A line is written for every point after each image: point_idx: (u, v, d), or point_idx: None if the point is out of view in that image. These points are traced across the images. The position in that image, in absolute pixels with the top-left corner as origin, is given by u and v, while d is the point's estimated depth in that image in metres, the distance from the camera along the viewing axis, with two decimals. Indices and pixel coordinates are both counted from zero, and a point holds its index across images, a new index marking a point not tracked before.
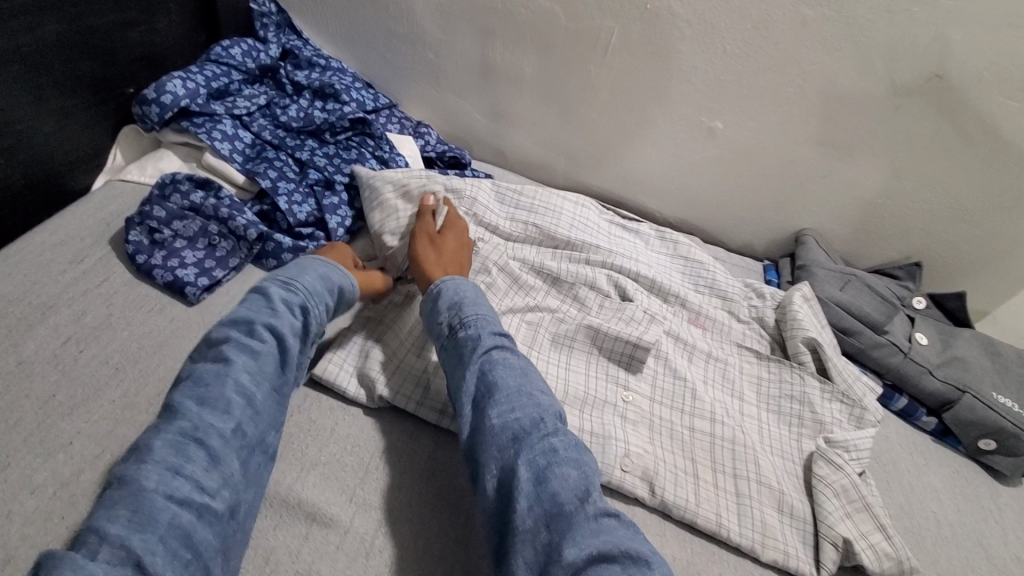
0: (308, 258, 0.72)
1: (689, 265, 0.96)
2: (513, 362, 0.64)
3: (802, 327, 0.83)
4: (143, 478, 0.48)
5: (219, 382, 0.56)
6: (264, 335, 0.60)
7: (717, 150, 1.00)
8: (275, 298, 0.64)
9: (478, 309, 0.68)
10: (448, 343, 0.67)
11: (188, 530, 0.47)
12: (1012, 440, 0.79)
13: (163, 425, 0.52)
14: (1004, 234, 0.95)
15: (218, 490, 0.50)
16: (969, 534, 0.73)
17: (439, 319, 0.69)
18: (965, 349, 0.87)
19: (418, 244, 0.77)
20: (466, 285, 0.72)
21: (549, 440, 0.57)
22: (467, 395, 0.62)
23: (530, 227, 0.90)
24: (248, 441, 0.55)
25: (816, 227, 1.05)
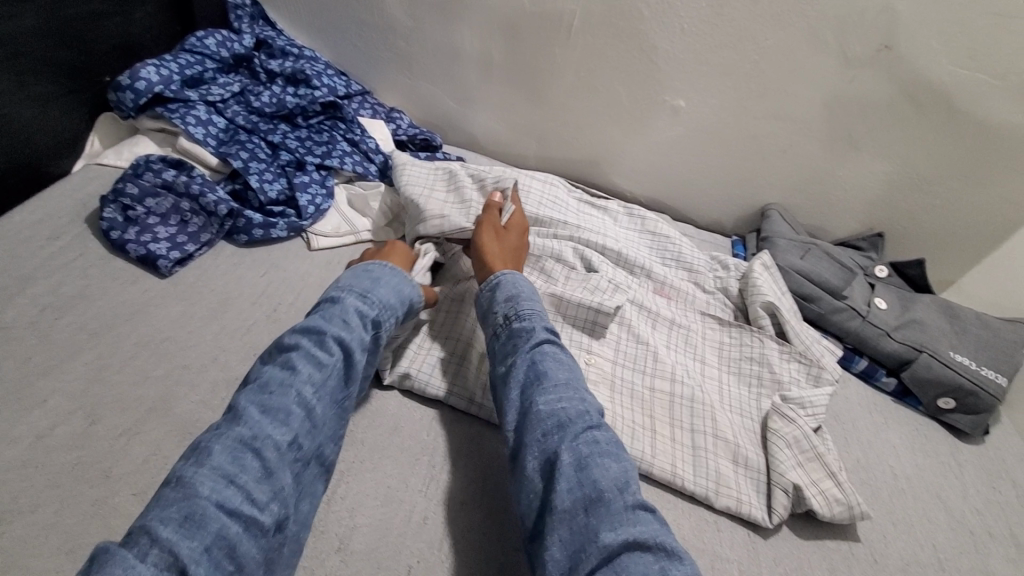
0: (381, 269, 0.72)
1: (656, 239, 0.99)
2: (562, 357, 0.64)
3: (761, 292, 0.85)
4: (197, 483, 0.48)
5: (283, 393, 0.55)
6: (333, 348, 0.60)
7: (681, 128, 1.03)
8: (348, 308, 0.64)
9: (533, 304, 0.69)
10: (502, 333, 0.67)
11: (233, 542, 0.46)
12: (970, 397, 0.81)
13: (225, 428, 0.52)
14: (960, 202, 0.98)
15: (267, 503, 0.50)
16: (926, 486, 0.75)
17: (496, 309, 0.70)
18: (924, 312, 0.88)
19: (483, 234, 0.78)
20: (525, 282, 0.72)
21: (594, 434, 0.56)
22: (515, 380, 0.62)
23: None
24: (302, 455, 0.55)
25: (780, 201, 1.08)
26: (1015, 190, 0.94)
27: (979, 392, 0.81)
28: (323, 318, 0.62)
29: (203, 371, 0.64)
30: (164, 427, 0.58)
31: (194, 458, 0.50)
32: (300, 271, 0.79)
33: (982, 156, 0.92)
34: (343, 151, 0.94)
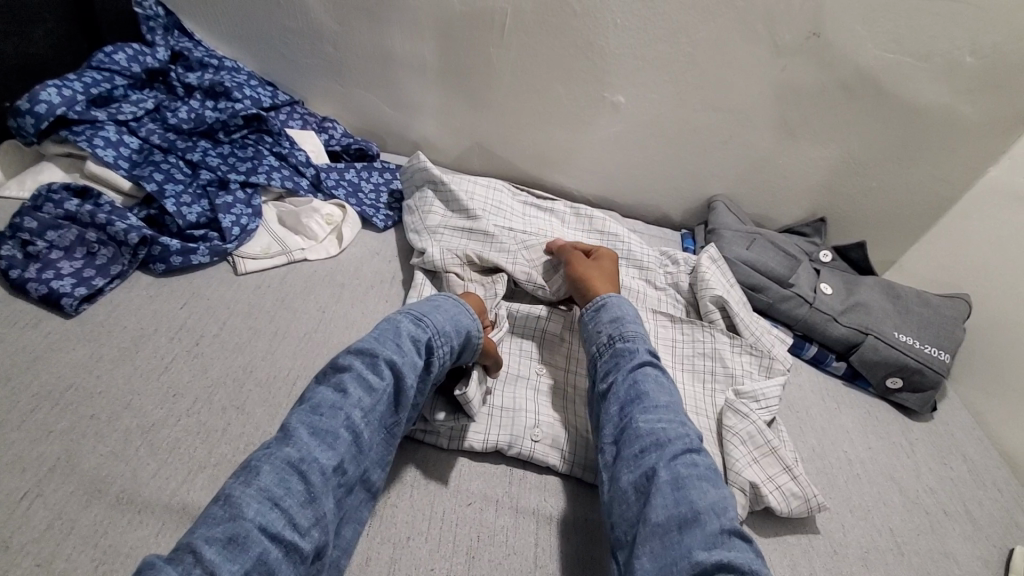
0: (450, 300, 0.67)
1: (604, 238, 0.96)
2: (663, 381, 0.63)
3: (709, 286, 0.85)
4: (243, 503, 0.44)
5: (332, 416, 0.51)
6: (384, 372, 0.55)
7: (623, 124, 1.02)
8: (399, 330, 0.59)
9: (637, 328, 0.68)
10: (604, 354, 0.67)
11: (273, 567, 0.43)
12: (916, 375, 0.82)
13: (274, 448, 0.48)
14: (894, 183, 1.00)
15: (309, 528, 0.46)
16: (880, 469, 0.75)
17: (599, 330, 0.69)
18: (867, 295, 0.89)
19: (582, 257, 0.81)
20: (629, 306, 0.72)
21: (693, 458, 0.55)
22: (615, 397, 0.61)
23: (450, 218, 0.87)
24: (347, 481, 0.51)
25: (725, 192, 1.08)
26: (945, 168, 0.97)
27: (925, 369, 0.82)
28: (376, 338, 0.57)
29: (113, 420, 0.58)
30: (70, 487, 0.52)
31: (243, 474, 0.46)
32: (226, 298, 0.74)
33: (912, 137, 0.94)
34: (271, 166, 0.89)
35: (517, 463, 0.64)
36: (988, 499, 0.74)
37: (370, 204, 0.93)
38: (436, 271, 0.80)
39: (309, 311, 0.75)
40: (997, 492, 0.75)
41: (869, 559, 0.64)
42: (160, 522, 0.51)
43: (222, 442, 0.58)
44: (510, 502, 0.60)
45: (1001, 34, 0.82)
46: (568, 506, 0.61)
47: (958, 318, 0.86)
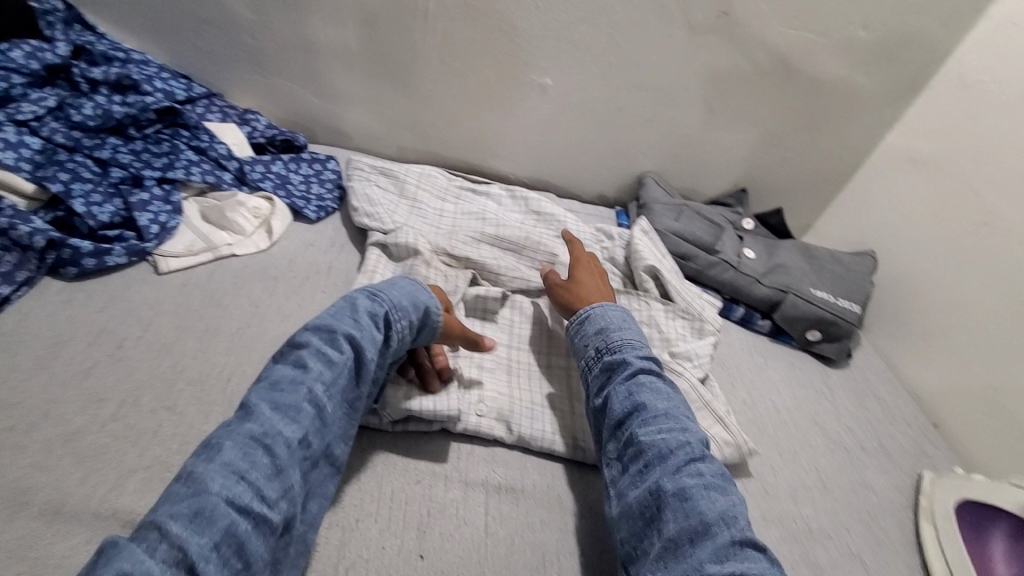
0: (402, 278, 0.67)
1: (541, 218, 0.99)
2: (660, 387, 0.62)
3: (643, 257, 0.88)
4: (207, 479, 0.44)
5: (293, 391, 0.52)
6: (343, 345, 0.56)
7: (552, 106, 1.04)
8: (356, 307, 0.59)
9: (624, 334, 0.68)
10: (594, 367, 0.66)
11: (242, 539, 0.43)
12: (832, 326, 0.89)
13: (237, 423, 0.49)
14: (804, 152, 1.08)
15: (277, 500, 0.46)
16: (805, 414, 0.80)
17: (586, 344, 0.69)
18: (785, 256, 0.95)
19: (584, 271, 0.80)
20: (617, 309, 0.72)
21: (698, 466, 0.54)
22: (613, 412, 0.61)
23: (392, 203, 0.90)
24: (312, 455, 0.51)
25: (654, 168, 1.12)
26: (847, 135, 1.05)
27: (839, 321, 0.89)
28: (332, 317, 0.58)
29: (30, 431, 0.54)
30: None
31: (205, 450, 0.47)
32: (148, 298, 0.71)
33: (817, 107, 1.02)
34: (189, 160, 0.86)
35: (464, 438, 0.65)
36: (898, 431, 0.81)
37: (300, 195, 0.91)
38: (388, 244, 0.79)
39: (240, 306, 0.73)
40: (905, 426, 0.83)
41: (797, 495, 0.68)
42: (89, 530, 0.49)
43: (153, 444, 0.56)
44: (458, 476, 0.61)
45: (886, 9, 0.89)
46: (516, 474, 0.63)
47: (864, 273, 0.95)
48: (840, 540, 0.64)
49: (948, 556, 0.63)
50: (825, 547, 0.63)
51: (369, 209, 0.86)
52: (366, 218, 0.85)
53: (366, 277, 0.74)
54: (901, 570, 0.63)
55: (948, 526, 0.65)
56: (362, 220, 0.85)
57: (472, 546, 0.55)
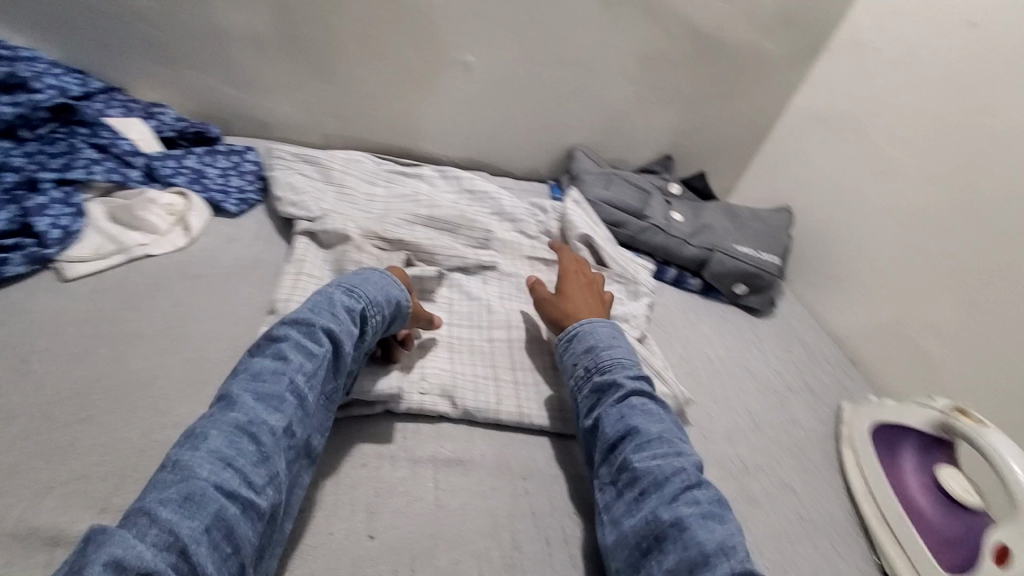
0: (372, 270, 0.67)
1: (475, 196, 0.98)
2: (652, 409, 0.60)
3: (575, 226, 0.91)
4: (194, 466, 0.43)
5: (274, 380, 0.51)
6: (323, 338, 0.55)
7: (477, 84, 1.03)
8: (333, 301, 0.59)
9: (614, 353, 0.65)
10: (584, 388, 0.64)
11: (231, 523, 0.42)
12: (756, 279, 0.95)
13: (220, 413, 0.48)
14: (721, 117, 1.13)
15: (264, 486, 0.46)
16: (737, 362, 0.85)
17: (575, 363, 0.66)
18: (710, 217, 1.00)
19: (570, 283, 0.78)
20: (606, 327, 0.70)
21: (694, 494, 0.51)
22: (605, 434, 0.58)
23: (318, 190, 0.87)
24: (296, 444, 0.50)
25: (583, 141, 1.14)
26: (758, 98, 1.11)
27: (762, 273, 0.94)
28: (310, 311, 0.58)
29: None
30: None
31: (189, 440, 0.46)
32: (55, 309, 0.66)
33: (728, 73, 1.07)
34: (91, 159, 0.80)
35: (410, 418, 0.65)
36: (820, 370, 0.88)
37: (219, 188, 0.87)
38: (316, 232, 0.77)
39: (162, 308, 0.69)
40: (826, 364, 0.89)
41: (732, 437, 0.72)
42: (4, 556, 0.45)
43: (74, 458, 0.53)
44: (405, 455, 0.60)
45: None
46: (464, 446, 0.63)
47: (780, 226, 1.01)
48: (772, 472, 0.68)
49: (867, 476, 0.68)
50: (759, 481, 0.67)
51: (293, 198, 0.83)
52: (290, 207, 0.82)
53: (295, 266, 0.71)
54: (827, 492, 0.68)
55: (866, 449, 0.70)
56: (287, 210, 0.82)
57: (423, 520, 0.55)
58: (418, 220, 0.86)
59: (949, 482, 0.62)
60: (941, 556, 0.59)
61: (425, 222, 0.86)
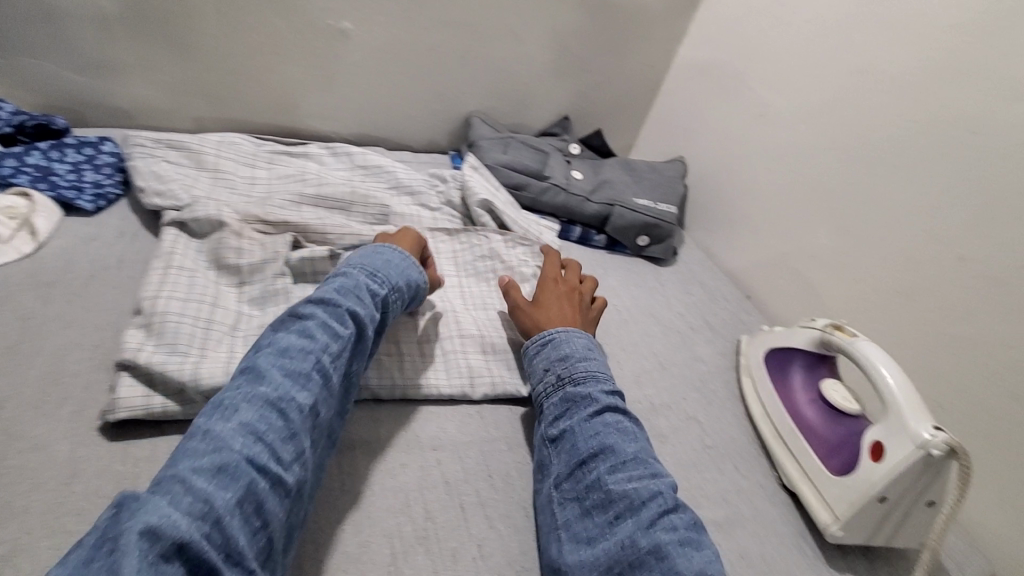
0: (389, 249, 0.67)
1: (369, 171, 0.94)
2: (628, 427, 0.57)
3: (474, 192, 0.89)
4: (227, 437, 0.43)
5: (304, 358, 0.50)
6: (347, 321, 0.55)
7: (359, 52, 0.98)
8: (358, 284, 0.59)
9: (589, 365, 0.62)
10: (554, 397, 0.61)
11: (260, 497, 0.42)
12: (657, 229, 0.98)
13: (249, 386, 0.47)
14: (613, 74, 1.14)
15: (291, 462, 0.46)
16: (643, 310, 0.87)
17: (546, 369, 0.63)
18: (609, 172, 1.01)
19: (548, 290, 0.73)
20: (583, 337, 0.66)
21: (671, 519, 0.49)
22: (577, 450, 0.55)
23: (188, 176, 0.80)
24: (319, 424, 0.50)
25: (479, 107, 1.11)
26: (644, 54, 1.13)
27: (661, 223, 0.98)
28: (336, 292, 0.57)
29: None
30: None
31: (217, 411, 0.46)
32: None
33: (614, 29, 1.08)
34: None
35: None
36: (719, 308, 0.92)
37: (70, 184, 0.77)
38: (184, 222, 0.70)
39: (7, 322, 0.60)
40: (726, 302, 0.94)
41: (641, 380, 0.74)
42: None
43: None
44: None
45: None
46: (370, 425, 0.59)
47: (675, 176, 1.04)
48: (678, 408, 0.72)
49: (763, 401, 0.72)
50: (667, 419, 0.70)
51: (158, 187, 0.76)
52: (154, 197, 0.75)
53: (162, 259, 0.64)
54: (729, 420, 0.72)
55: (761, 375, 0.75)
56: (152, 201, 0.74)
57: (330, 505, 0.51)
58: (305, 202, 0.81)
59: (832, 392, 0.67)
60: (828, 462, 0.62)
61: (311, 202, 0.81)
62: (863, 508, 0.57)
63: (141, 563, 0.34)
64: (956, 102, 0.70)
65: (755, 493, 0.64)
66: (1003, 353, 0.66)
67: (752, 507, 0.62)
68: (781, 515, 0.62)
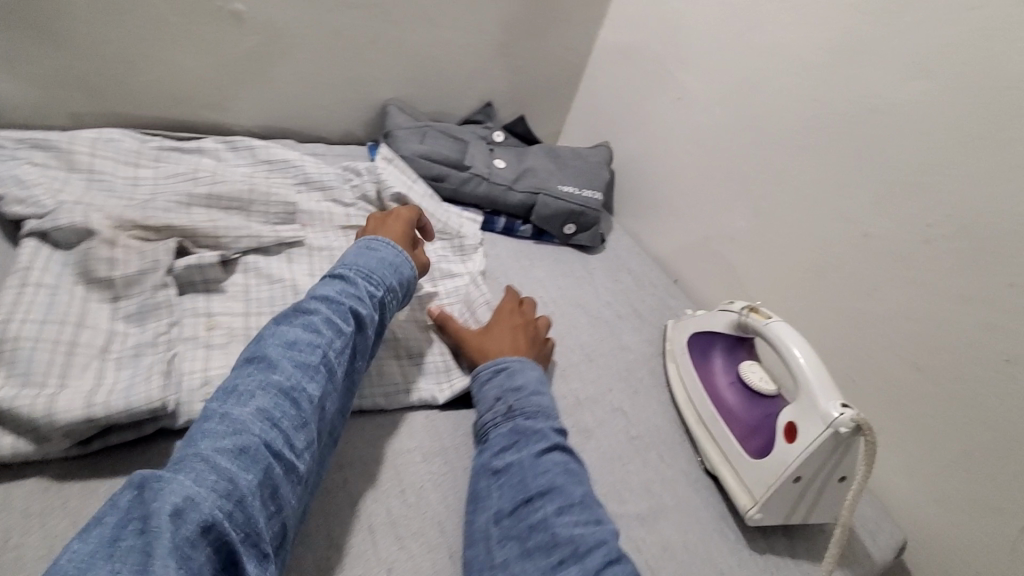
0: (381, 242, 0.67)
1: (274, 167, 0.86)
2: (576, 469, 0.51)
3: (388, 184, 0.85)
4: (244, 421, 0.44)
5: (312, 351, 0.51)
6: (350, 317, 0.56)
7: (256, 37, 0.90)
8: (356, 280, 0.59)
9: (542, 398, 0.56)
10: (501, 426, 0.54)
11: (276, 482, 0.44)
12: (582, 217, 0.96)
13: (260, 376, 0.48)
14: (535, 58, 1.11)
15: (303, 450, 0.47)
16: (570, 301, 0.85)
17: (496, 396, 0.56)
18: (533, 159, 0.98)
19: (504, 321, 0.67)
20: (537, 371, 0.59)
21: (616, 571, 0.43)
22: (524, 486, 0.48)
23: (54, 177, 0.70)
24: (326, 414, 0.51)
25: (395, 95, 1.05)
26: (566, 36, 1.10)
27: (587, 210, 0.96)
28: (338, 289, 0.58)
29: None
30: None
31: (230, 397, 0.46)
32: None
33: (532, 11, 1.04)
34: None
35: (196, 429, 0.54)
36: (646, 294, 0.92)
37: None
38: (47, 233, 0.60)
39: None
40: (653, 288, 0.94)
41: (566, 374, 0.72)
42: None
43: None
44: None
45: None
46: None
47: (600, 162, 1.03)
48: (604, 401, 0.71)
49: (687, 387, 0.72)
50: (592, 412, 0.69)
51: (15, 192, 0.66)
52: (12, 203, 0.66)
53: (15, 276, 0.55)
54: (653, 408, 0.72)
55: (684, 360, 0.74)
56: (10, 209, 0.65)
57: None
58: (195, 199, 0.72)
59: (750, 374, 0.67)
60: (745, 444, 0.63)
61: (201, 200, 0.72)
62: (779, 490, 0.57)
63: (172, 541, 0.35)
64: (858, 80, 0.71)
65: (678, 480, 0.64)
66: (906, 325, 0.68)
67: (675, 495, 0.62)
68: (703, 500, 0.62)
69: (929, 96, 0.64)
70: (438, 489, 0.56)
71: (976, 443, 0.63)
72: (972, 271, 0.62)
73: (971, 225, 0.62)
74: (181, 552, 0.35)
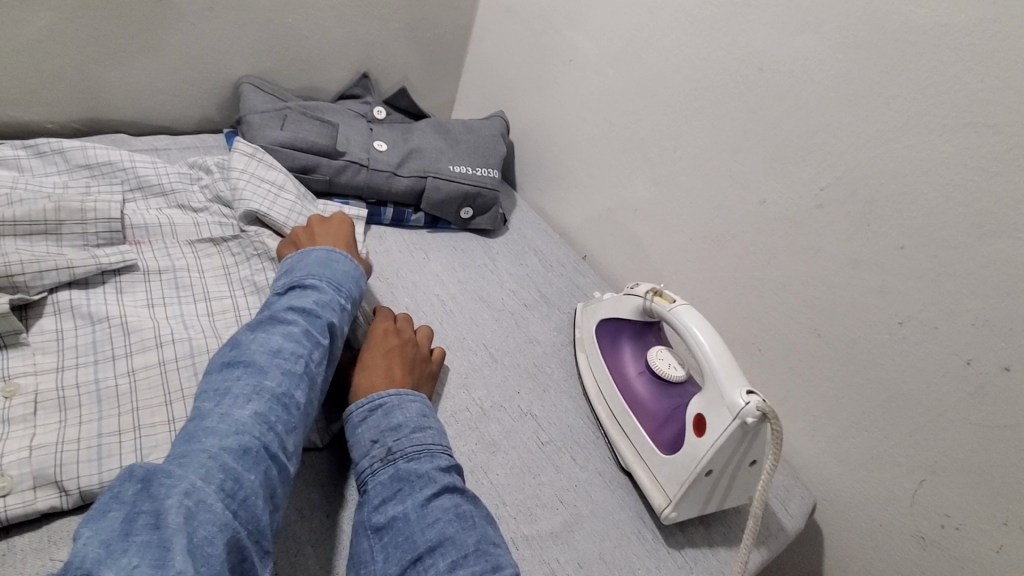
0: (342, 254, 0.63)
1: (97, 171, 0.71)
2: (470, 509, 0.47)
3: (242, 199, 0.70)
4: (243, 423, 0.43)
5: (297, 359, 0.49)
6: (327, 328, 0.54)
7: (49, 11, 0.72)
8: (327, 290, 0.57)
9: (424, 435, 0.51)
10: (379, 475, 0.49)
11: (274, 484, 0.43)
12: (479, 198, 0.88)
13: (251, 382, 0.46)
14: (412, 19, 0.98)
15: (293, 452, 0.46)
16: (471, 295, 0.78)
17: (372, 440, 0.51)
18: (419, 138, 0.88)
19: (378, 344, 0.59)
20: (418, 401, 0.54)
21: None
22: (411, 544, 0.43)
23: None
24: (310, 419, 0.50)
25: (251, 71, 0.90)
26: None
27: (483, 192, 0.88)
28: (314, 297, 0.55)
29: None
30: None
31: (222, 400, 0.44)
32: None
33: None
34: None
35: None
36: (553, 276, 0.86)
37: None
38: None
39: None
40: (560, 268, 0.88)
41: (468, 382, 0.66)
42: None
43: None
44: None
45: None
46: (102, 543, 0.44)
47: (496, 134, 0.93)
48: (512, 406, 0.65)
49: (597, 379, 0.68)
50: (499, 422, 0.63)
51: None
52: None
53: None
54: (565, 406, 0.68)
55: (593, 350, 0.70)
56: None
57: None
58: None
59: (659, 361, 0.64)
60: (658, 437, 0.60)
61: None
62: (692, 485, 0.55)
63: (188, 541, 0.34)
64: (746, 35, 0.66)
65: (593, 484, 0.60)
66: (805, 292, 0.67)
67: (590, 502, 0.59)
68: (619, 502, 0.59)
69: (817, 51, 0.61)
70: (319, 552, 0.49)
71: (873, 404, 0.63)
72: (862, 234, 0.61)
73: (861, 187, 0.60)
74: (198, 550, 0.34)
